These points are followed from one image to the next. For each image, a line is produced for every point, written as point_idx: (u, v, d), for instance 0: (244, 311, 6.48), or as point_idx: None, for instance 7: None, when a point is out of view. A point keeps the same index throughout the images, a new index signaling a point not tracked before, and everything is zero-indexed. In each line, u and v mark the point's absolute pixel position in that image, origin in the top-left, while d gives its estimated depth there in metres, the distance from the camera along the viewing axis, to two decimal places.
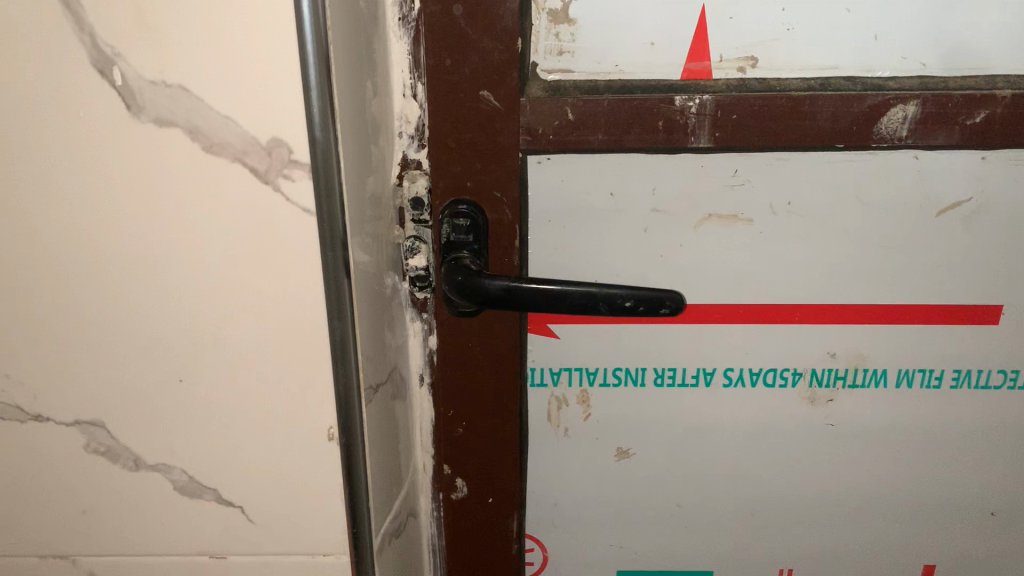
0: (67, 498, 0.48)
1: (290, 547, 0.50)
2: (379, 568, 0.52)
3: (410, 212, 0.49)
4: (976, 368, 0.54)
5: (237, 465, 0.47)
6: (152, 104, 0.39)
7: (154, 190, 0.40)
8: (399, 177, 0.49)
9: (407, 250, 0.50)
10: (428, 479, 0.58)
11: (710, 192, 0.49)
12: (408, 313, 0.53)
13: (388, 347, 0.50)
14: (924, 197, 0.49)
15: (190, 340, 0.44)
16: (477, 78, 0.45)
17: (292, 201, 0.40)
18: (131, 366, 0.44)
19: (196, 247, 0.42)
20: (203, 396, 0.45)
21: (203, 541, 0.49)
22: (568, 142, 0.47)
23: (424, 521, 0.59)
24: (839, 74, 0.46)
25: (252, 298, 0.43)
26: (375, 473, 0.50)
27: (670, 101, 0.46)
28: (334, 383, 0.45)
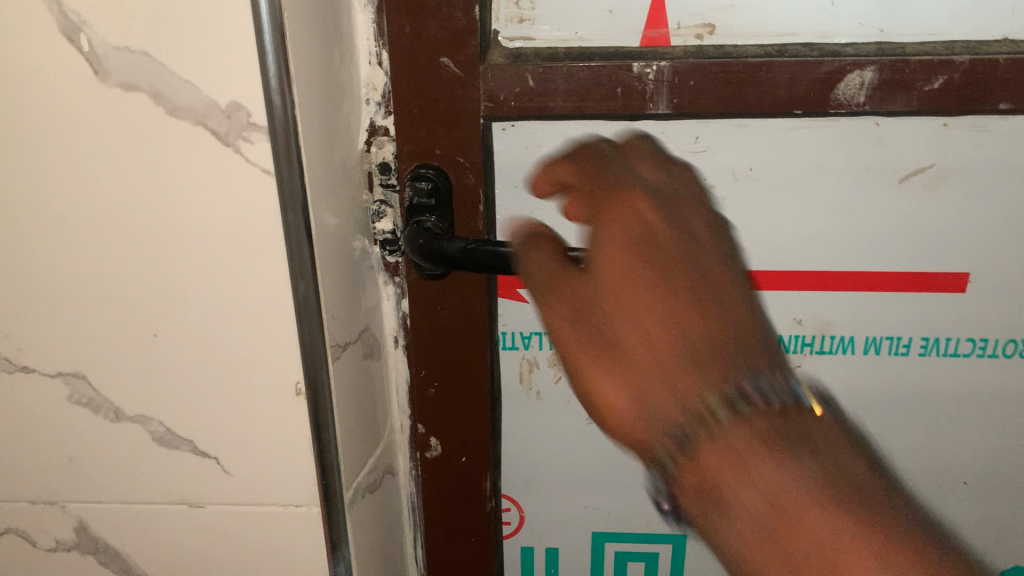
0: (53, 447, 0.51)
1: (263, 498, 0.52)
2: (351, 519, 0.55)
3: (378, 178, 0.52)
4: (944, 335, 0.55)
5: (211, 417, 0.50)
6: (115, 68, 0.41)
7: (124, 152, 0.43)
8: (367, 144, 0.52)
9: (375, 214, 0.53)
10: (406, 438, 0.61)
11: (672, 158, 0.50)
12: (381, 277, 0.56)
13: (358, 308, 0.53)
14: (885, 164, 0.49)
15: (162, 296, 0.46)
16: (438, 44, 0.47)
17: (252, 163, 0.43)
18: (110, 319, 0.47)
19: (166, 207, 0.44)
20: (177, 348, 0.48)
21: (181, 491, 0.52)
22: (529, 107, 0.48)
23: (402, 479, 0.62)
24: (796, 41, 0.46)
25: (219, 257, 0.45)
26: (344, 430, 0.52)
27: (628, 68, 0.46)
28: (301, 338, 0.47)
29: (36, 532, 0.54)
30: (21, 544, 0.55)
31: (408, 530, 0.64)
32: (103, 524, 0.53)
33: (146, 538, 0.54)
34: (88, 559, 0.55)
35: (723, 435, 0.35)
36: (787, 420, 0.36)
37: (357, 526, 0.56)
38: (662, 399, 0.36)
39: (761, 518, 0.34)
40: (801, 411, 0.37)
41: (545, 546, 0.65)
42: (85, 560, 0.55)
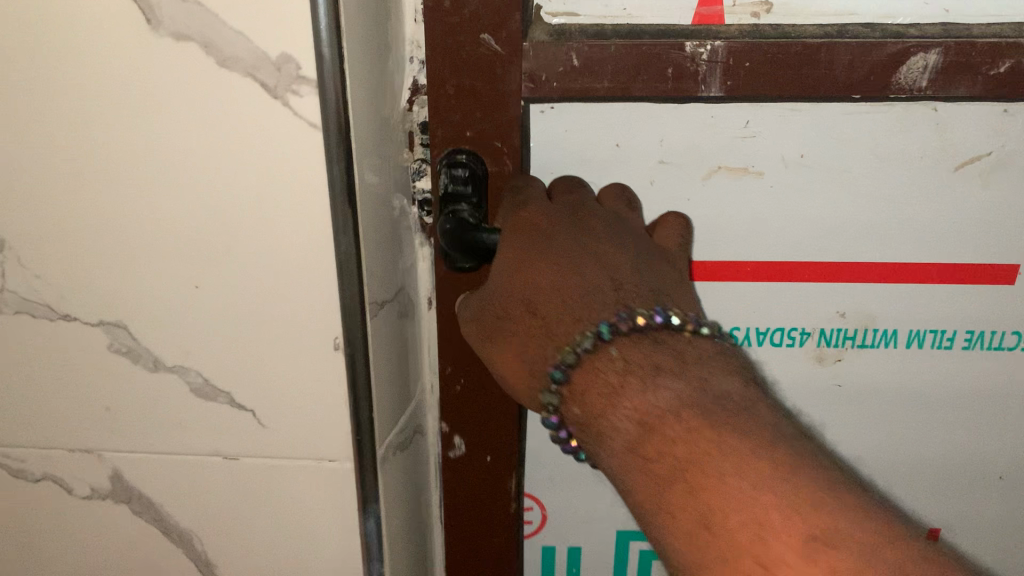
0: (92, 394, 0.52)
1: (298, 451, 0.54)
2: (383, 476, 0.55)
3: (419, 136, 0.53)
4: (989, 330, 0.55)
5: (250, 371, 0.51)
6: (168, 18, 0.41)
7: (173, 106, 0.44)
8: (409, 102, 0.52)
9: (415, 173, 0.54)
10: (435, 399, 0.62)
11: (720, 141, 0.49)
12: (418, 238, 0.56)
13: (395, 268, 0.54)
14: (944, 151, 0.49)
15: (206, 246, 0.47)
16: (474, 20, 0.46)
17: (300, 116, 0.43)
18: (155, 268, 0.48)
19: (214, 161, 0.45)
20: (218, 298, 0.49)
21: (216, 444, 0.53)
22: (570, 89, 0.47)
23: (431, 439, 0.64)
24: (857, 21, 0.46)
25: (267, 209, 0.46)
26: (380, 388, 0.53)
27: (680, 47, 0.46)
28: (341, 295, 0.48)
29: (72, 479, 0.55)
30: (55, 491, 0.56)
31: (434, 488, 0.65)
32: (137, 473, 0.54)
33: (180, 489, 0.55)
34: (122, 507, 0.56)
35: (593, 361, 0.41)
36: (653, 344, 0.41)
37: (389, 483, 0.57)
38: (546, 352, 0.43)
39: (637, 427, 0.39)
40: (671, 334, 0.42)
41: (568, 546, 0.68)
42: (119, 509, 0.56)
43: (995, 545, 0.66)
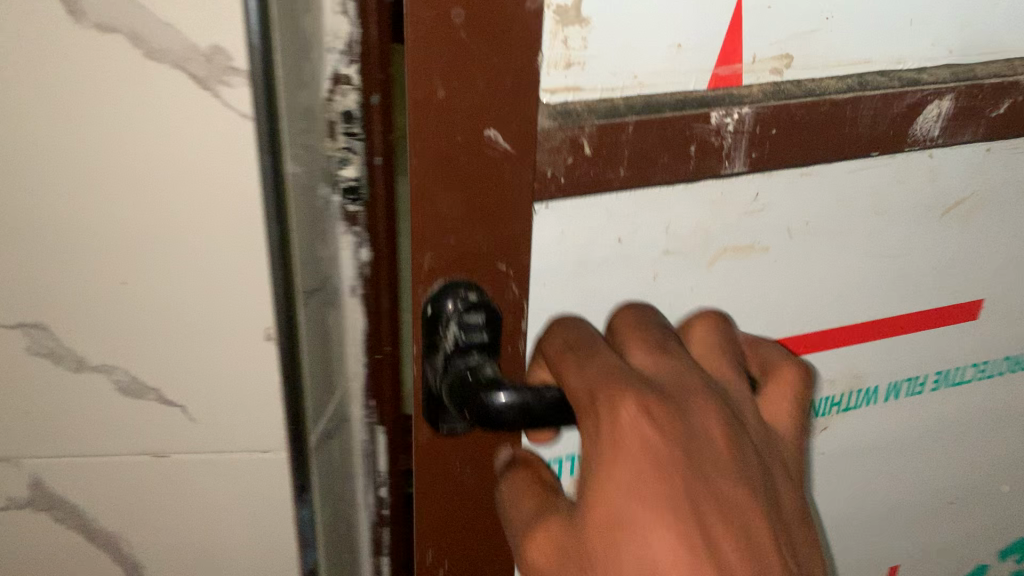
0: (11, 399, 0.49)
1: (230, 445, 0.53)
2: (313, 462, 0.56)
3: (342, 125, 0.51)
4: (954, 368, 0.66)
5: (187, 369, 0.50)
6: (91, 7, 0.38)
7: (99, 100, 0.41)
8: (330, 90, 0.50)
9: (340, 161, 0.52)
10: (360, 385, 0.61)
11: (727, 217, 0.50)
12: (340, 228, 0.55)
13: (320, 260, 0.53)
14: (932, 197, 0.56)
15: (135, 246, 0.45)
16: (474, 123, 0.40)
17: (231, 108, 0.42)
18: (77, 267, 0.45)
19: (144, 156, 0.43)
20: (147, 297, 0.47)
21: (148, 443, 0.52)
22: (577, 184, 0.44)
23: (356, 427, 0.63)
24: (872, 69, 0.48)
25: (198, 206, 0.44)
26: (311, 374, 0.54)
27: (706, 119, 0.44)
28: (274, 288, 0.46)
29: None
30: None
31: (359, 477, 0.65)
32: (64, 478, 0.52)
33: (111, 493, 0.53)
34: (43, 515, 0.54)
35: None
36: None
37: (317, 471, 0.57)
38: None
39: None
40: None
41: None
42: (42, 516, 0.54)
43: (915, 519, 0.75)
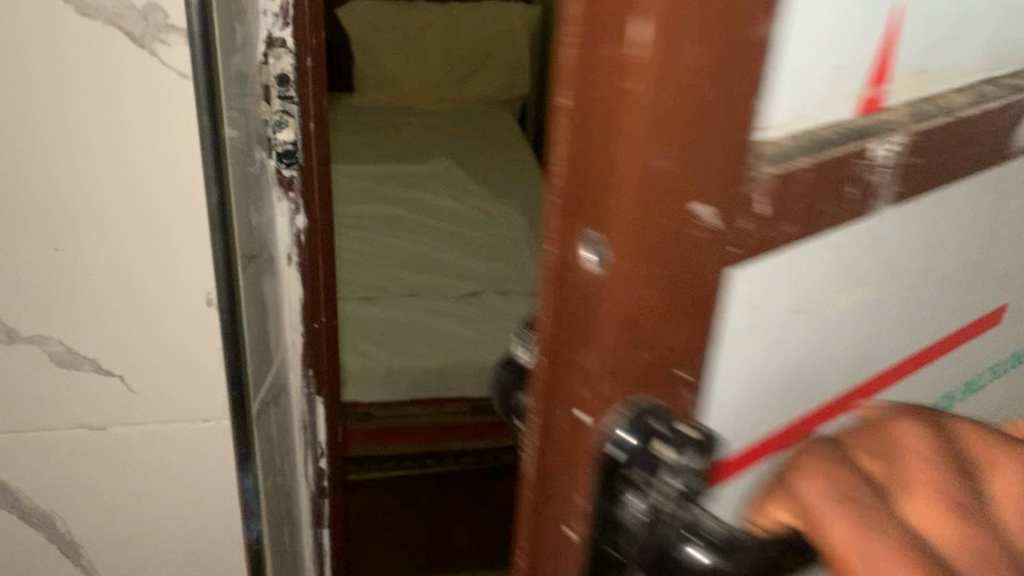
0: None
1: (173, 414, 0.52)
2: (257, 428, 0.57)
3: (276, 89, 0.53)
4: (997, 367, 0.53)
5: (124, 335, 0.49)
6: None
7: (28, 56, 0.41)
8: (264, 55, 0.52)
9: (276, 124, 0.53)
10: (298, 356, 0.63)
11: (850, 262, 0.36)
12: (276, 192, 0.56)
13: (256, 228, 0.54)
14: (1007, 212, 0.43)
15: (75, 215, 0.45)
16: (690, 186, 0.26)
17: (168, 65, 0.43)
18: (6, 231, 0.44)
19: (76, 115, 0.43)
20: (80, 262, 0.46)
21: (83, 414, 0.51)
22: (759, 247, 0.30)
23: (296, 399, 0.64)
24: (985, 77, 0.36)
25: (134, 169, 0.45)
26: (252, 341, 0.55)
27: (861, 153, 0.31)
28: (213, 251, 0.48)
29: None
30: None
31: (299, 448, 0.67)
32: None
33: (57, 471, 0.52)
34: None
35: None
36: None
37: (260, 435, 0.58)
38: None
39: None
40: None
41: None
42: None
43: None
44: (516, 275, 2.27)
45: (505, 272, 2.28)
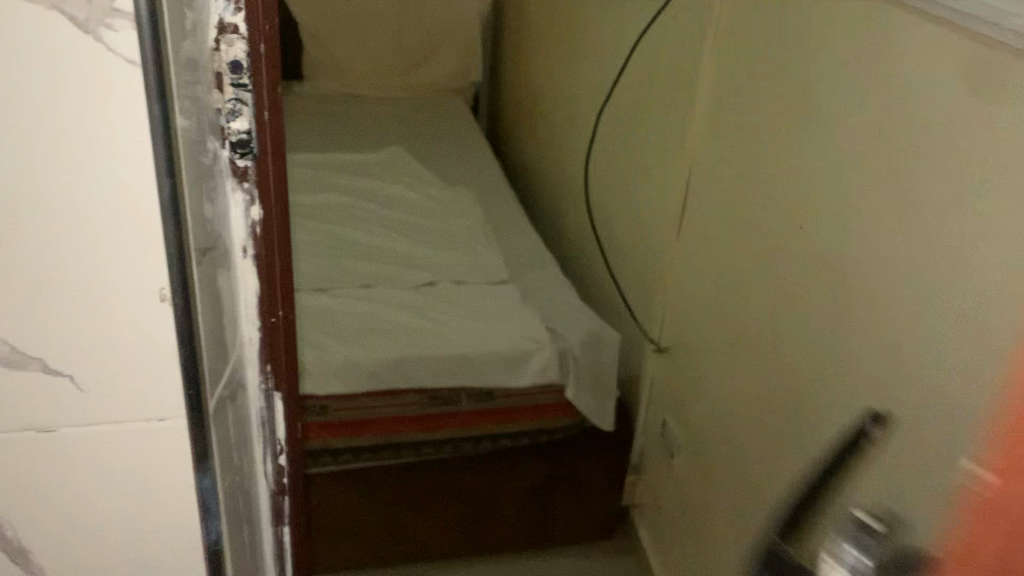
0: None
1: (125, 414, 0.51)
2: (214, 427, 0.56)
3: (228, 77, 0.51)
4: None
5: (74, 334, 0.48)
6: None
7: None
8: (216, 42, 0.49)
9: (230, 113, 0.51)
10: (255, 352, 0.61)
11: None
12: (229, 183, 0.54)
13: (208, 218, 0.52)
14: None
15: (20, 208, 0.44)
16: None
17: (114, 51, 0.41)
18: None
19: (18, 103, 0.41)
20: (24, 258, 0.45)
21: (31, 417, 0.49)
22: None
23: (252, 395, 0.62)
24: None
25: (79, 160, 0.43)
26: (205, 334, 0.53)
27: None
28: (166, 244, 0.47)
29: None
30: None
31: (256, 445, 0.65)
32: None
33: (12, 477, 0.51)
34: None
35: None
36: None
37: (217, 430, 0.57)
38: None
39: None
40: None
41: None
42: None
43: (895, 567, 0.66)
44: (476, 266, 2.27)
45: (464, 263, 2.28)
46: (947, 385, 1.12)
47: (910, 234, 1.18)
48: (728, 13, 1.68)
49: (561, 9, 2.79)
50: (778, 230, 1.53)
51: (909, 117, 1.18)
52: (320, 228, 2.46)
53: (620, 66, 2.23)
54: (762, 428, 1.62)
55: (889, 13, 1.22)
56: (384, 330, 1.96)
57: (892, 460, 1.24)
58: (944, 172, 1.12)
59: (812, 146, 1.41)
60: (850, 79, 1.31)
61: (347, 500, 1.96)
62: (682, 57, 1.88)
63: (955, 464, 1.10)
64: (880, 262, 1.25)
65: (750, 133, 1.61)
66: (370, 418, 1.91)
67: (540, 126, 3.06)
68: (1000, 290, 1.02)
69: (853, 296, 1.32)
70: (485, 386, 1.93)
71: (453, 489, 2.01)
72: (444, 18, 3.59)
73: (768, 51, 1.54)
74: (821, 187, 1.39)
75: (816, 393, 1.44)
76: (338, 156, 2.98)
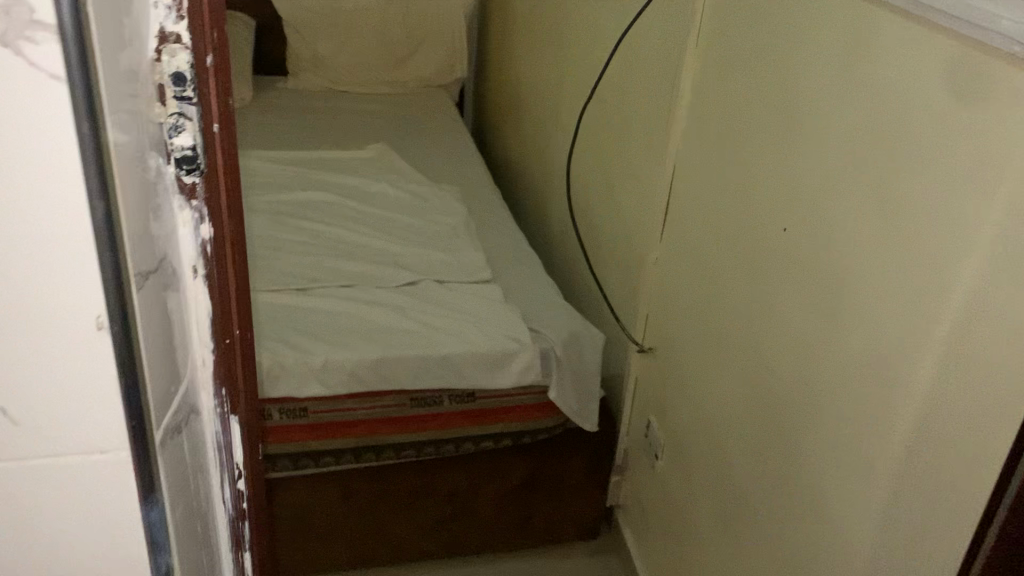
0: None
1: (62, 447, 0.48)
2: (162, 458, 0.53)
3: (171, 90, 0.48)
4: None
5: (5, 364, 0.45)
6: None
7: None
8: (156, 52, 0.47)
9: (172, 128, 0.48)
10: (209, 374, 0.58)
11: None
12: (176, 201, 0.51)
13: (154, 237, 0.49)
14: None
15: None
16: None
17: (35, 65, 0.39)
18: None
19: None
20: None
21: None
22: None
23: (206, 418, 0.60)
24: None
25: (2, 182, 0.41)
26: (152, 363, 0.50)
27: None
28: (102, 271, 0.44)
29: None
30: None
31: (212, 470, 0.62)
32: None
33: None
34: None
35: None
36: None
37: (167, 463, 0.54)
38: None
39: None
40: None
41: None
42: None
43: None
44: (459, 265, 2.24)
45: (447, 262, 2.25)
46: (931, 392, 1.10)
47: (895, 237, 1.16)
48: (711, 10, 1.65)
49: (546, 4, 2.76)
50: (762, 231, 1.51)
51: (895, 118, 1.16)
52: (300, 227, 2.42)
53: (605, 63, 2.21)
54: (746, 431, 1.60)
55: (873, 12, 1.20)
56: (364, 330, 1.92)
57: (875, 461, 1.22)
58: (926, 175, 1.10)
59: (797, 146, 1.39)
60: (834, 79, 1.29)
61: (327, 502, 1.93)
62: (666, 53, 1.85)
63: (941, 471, 1.08)
64: (865, 265, 1.23)
65: (735, 132, 1.58)
66: (350, 421, 1.87)
67: (525, 122, 3.03)
68: (985, 296, 1.00)
69: (837, 298, 1.30)
70: (467, 388, 1.90)
71: (435, 489, 1.99)
72: (428, 13, 3.55)
73: (752, 49, 1.51)
74: (806, 188, 1.37)
75: (800, 397, 1.42)
76: (320, 153, 2.94)
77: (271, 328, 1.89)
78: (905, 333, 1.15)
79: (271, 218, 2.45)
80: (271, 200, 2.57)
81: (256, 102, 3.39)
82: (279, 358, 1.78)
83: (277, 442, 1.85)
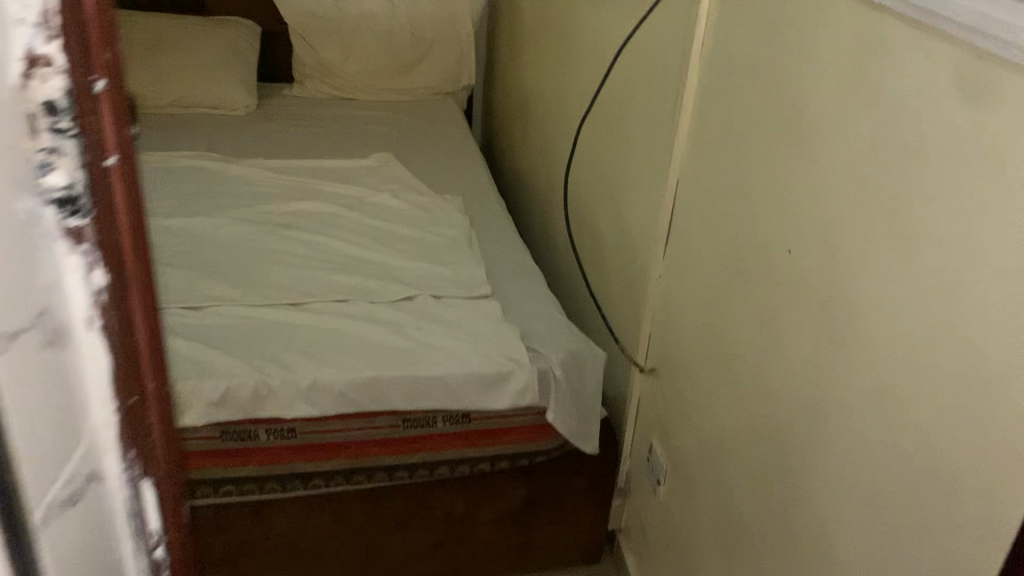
0: None
1: None
2: (47, 535, 0.46)
3: (42, 121, 0.41)
4: None
5: None
6: None
7: None
8: (23, 77, 0.40)
9: (44, 165, 0.42)
10: (114, 437, 0.51)
11: None
12: (61, 249, 0.44)
13: (28, 290, 0.42)
14: None
15: None
16: None
17: None
18: None
19: None
20: None
21: None
22: None
23: (113, 489, 0.53)
24: None
25: None
26: (27, 432, 0.43)
27: None
28: None
29: None
30: None
31: (122, 545, 0.55)
32: None
33: None
34: None
35: None
36: None
37: (57, 540, 0.47)
38: None
39: None
40: None
41: None
42: None
43: None
44: (458, 279, 2.17)
45: (446, 277, 2.18)
46: (941, 432, 1.01)
47: (904, 263, 1.08)
48: (715, 17, 1.57)
49: (555, 10, 2.69)
50: (768, 251, 1.43)
51: (905, 135, 1.07)
52: (299, 239, 2.36)
53: (610, 71, 2.13)
54: (750, 460, 1.52)
55: (882, 21, 1.12)
56: (357, 348, 1.85)
57: (884, 500, 1.14)
58: (936, 196, 1.02)
59: (803, 162, 1.31)
60: (842, 91, 1.21)
61: (316, 526, 1.87)
62: (669, 62, 1.77)
63: (952, 517, 1.00)
64: (873, 292, 1.15)
65: (739, 146, 1.51)
66: (340, 442, 1.81)
67: (533, 130, 2.95)
68: (998, 333, 0.92)
69: (846, 324, 1.22)
70: (461, 409, 1.83)
71: (427, 513, 1.92)
72: (436, 18, 3.49)
73: (757, 59, 1.43)
74: (812, 207, 1.29)
75: (806, 428, 1.34)
76: (323, 162, 2.88)
77: (260, 346, 1.84)
78: (913, 368, 1.07)
79: (269, 230, 2.39)
80: (269, 211, 2.51)
81: (261, 109, 3.35)
82: (265, 377, 1.72)
83: (264, 463, 1.79)
